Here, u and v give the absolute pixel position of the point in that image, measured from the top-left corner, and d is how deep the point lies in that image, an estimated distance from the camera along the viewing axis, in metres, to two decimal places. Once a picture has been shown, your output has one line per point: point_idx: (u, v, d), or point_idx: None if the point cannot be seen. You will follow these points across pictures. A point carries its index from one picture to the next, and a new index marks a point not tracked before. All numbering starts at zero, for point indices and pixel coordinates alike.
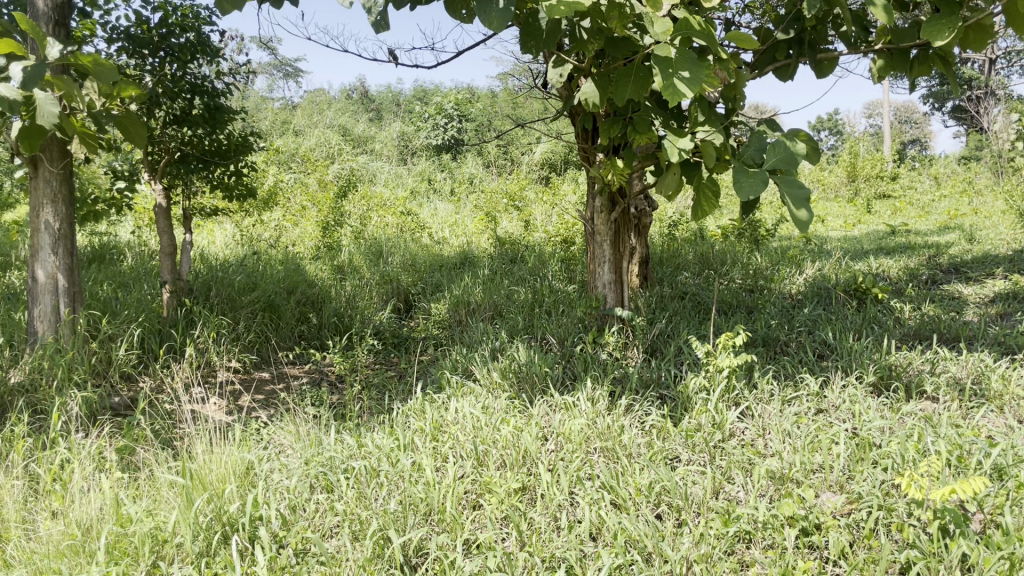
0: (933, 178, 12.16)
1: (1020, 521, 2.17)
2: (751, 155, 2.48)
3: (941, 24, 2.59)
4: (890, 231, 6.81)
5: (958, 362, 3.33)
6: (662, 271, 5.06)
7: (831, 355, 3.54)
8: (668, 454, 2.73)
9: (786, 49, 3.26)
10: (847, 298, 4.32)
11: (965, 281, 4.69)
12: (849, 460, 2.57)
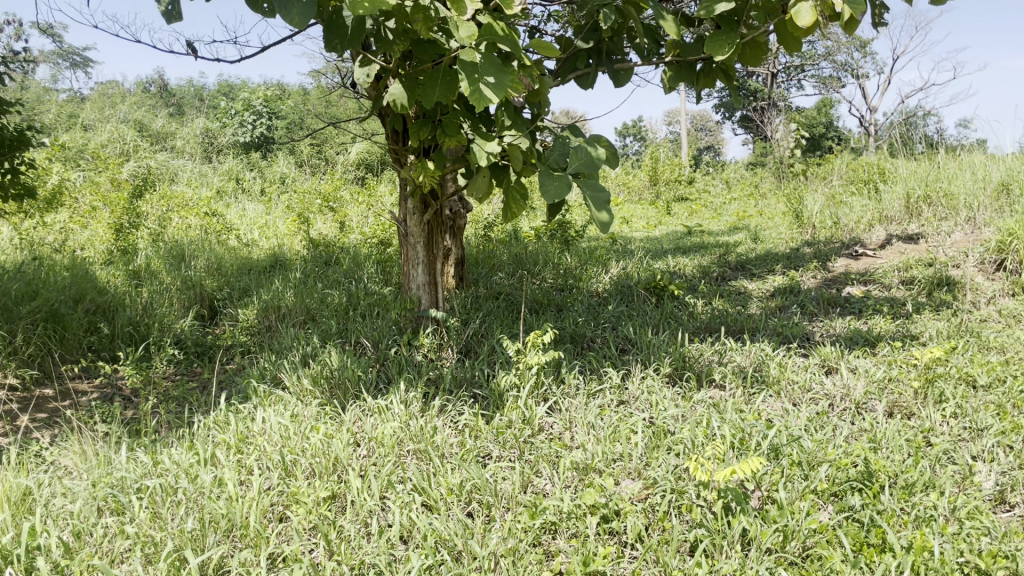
0: (725, 182, 13.20)
1: (792, 495, 2.39)
2: (555, 159, 2.57)
3: (721, 40, 2.82)
4: (687, 231, 7.29)
5: (742, 352, 3.63)
6: (477, 271, 5.13)
7: (633, 349, 3.75)
8: (479, 451, 2.78)
9: (586, 58, 3.42)
10: (647, 295, 4.58)
11: (749, 277, 5.11)
12: (646, 448, 2.73)
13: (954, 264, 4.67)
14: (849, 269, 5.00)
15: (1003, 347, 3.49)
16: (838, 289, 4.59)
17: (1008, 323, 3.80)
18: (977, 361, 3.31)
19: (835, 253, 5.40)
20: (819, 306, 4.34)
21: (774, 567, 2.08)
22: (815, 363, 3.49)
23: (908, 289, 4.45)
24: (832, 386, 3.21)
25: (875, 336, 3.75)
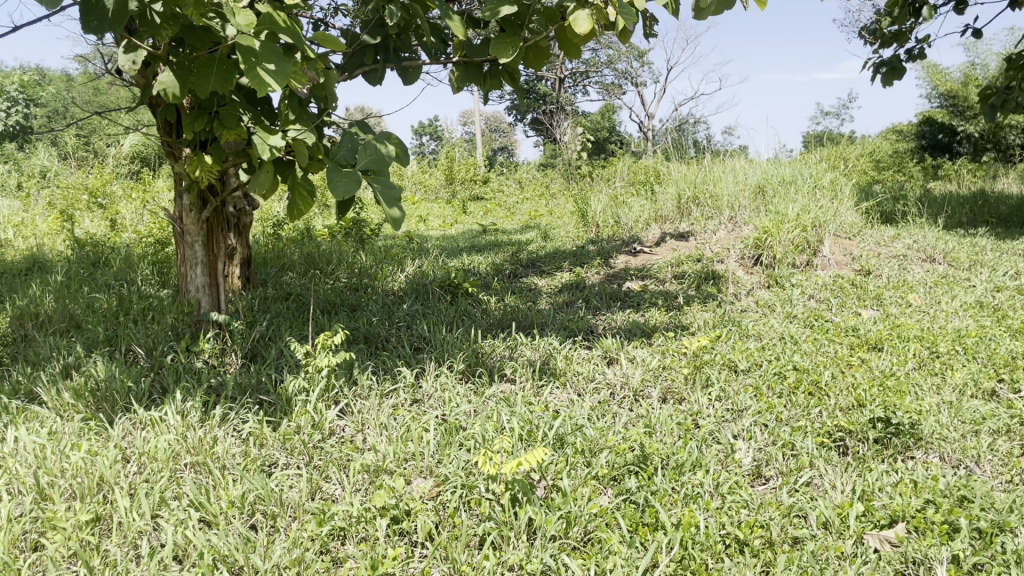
0: (517, 182, 13.61)
1: (575, 482, 2.49)
2: (343, 155, 2.49)
3: (506, 43, 2.87)
4: (481, 229, 7.44)
5: (531, 346, 3.74)
6: (265, 271, 4.92)
7: (426, 347, 3.76)
8: (264, 460, 2.65)
9: (374, 54, 3.36)
10: (441, 293, 4.61)
11: (540, 274, 5.27)
12: (437, 446, 2.74)
13: (719, 260, 5.10)
14: (629, 265, 5.31)
15: (759, 334, 3.85)
16: (619, 284, 4.86)
17: (763, 312, 4.20)
18: (738, 348, 3.63)
19: (616, 250, 5.70)
20: (602, 300, 4.57)
21: (557, 553, 2.16)
22: (597, 354, 3.67)
23: (680, 283, 4.79)
24: (613, 375, 3.39)
25: (651, 327, 4.01)
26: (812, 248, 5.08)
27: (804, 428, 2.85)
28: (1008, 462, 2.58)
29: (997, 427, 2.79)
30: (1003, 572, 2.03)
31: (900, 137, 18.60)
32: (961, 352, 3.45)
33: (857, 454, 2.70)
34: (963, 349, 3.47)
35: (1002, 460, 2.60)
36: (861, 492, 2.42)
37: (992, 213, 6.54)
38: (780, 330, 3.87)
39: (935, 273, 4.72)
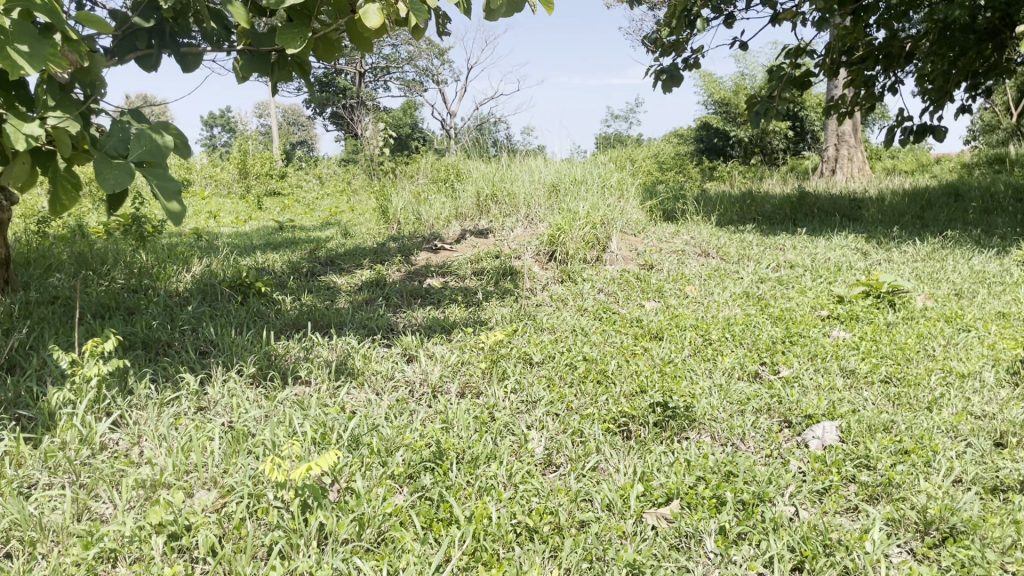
0: (317, 178, 13.26)
1: (369, 483, 2.45)
2: (113, 146, 2.28)
3: (293, 32, 2.73)
4: (278, 226, 7.19)
5: (327, 346, 3.65)
6: (27, 272, 4.45)
7: (213, 350, 3.55)
8: (22, 482, 2.39)
9: (147, 38, 3.12)
10: (231, 293, 4.39)
11: (339, 272, 5.15)
12: (223, 455, 2.60)
13: (516, 256, 5.23)
14: (430, 262, 5.31)
15: (553, 327, 3.99)
16: (419, 281, 4.85)
17: (557, 306, 4.36)
18: (533, 341, 3.73)
19: (416, 247, 5.69)
20: (402, 298, 4.54)
21: (348, 556, 2.12)
22: (396, 352, 3.64)
23: (479, 279, 4.86)
24: (412, 372, 3.38)
25: (450, 324, 4.03)
26: (601, 244, 5.33)
27: (592, 415, 2.99)
28: (768, 437, 2.83)
29: (759, 406, 3.05)
30: (762, 538, 2.22)
31: (682, 140, 20.04)
32: (730, 339, 3.76)
33: (639, 438, 2.85)
34: (732, 336, 3.78)
35: (763, 435, 2.85)
36: (641, 473, 2.56)
37: (758, 212, 7.19)
38: (572, 323, 4.02)
39: (709, 266, 5.11)
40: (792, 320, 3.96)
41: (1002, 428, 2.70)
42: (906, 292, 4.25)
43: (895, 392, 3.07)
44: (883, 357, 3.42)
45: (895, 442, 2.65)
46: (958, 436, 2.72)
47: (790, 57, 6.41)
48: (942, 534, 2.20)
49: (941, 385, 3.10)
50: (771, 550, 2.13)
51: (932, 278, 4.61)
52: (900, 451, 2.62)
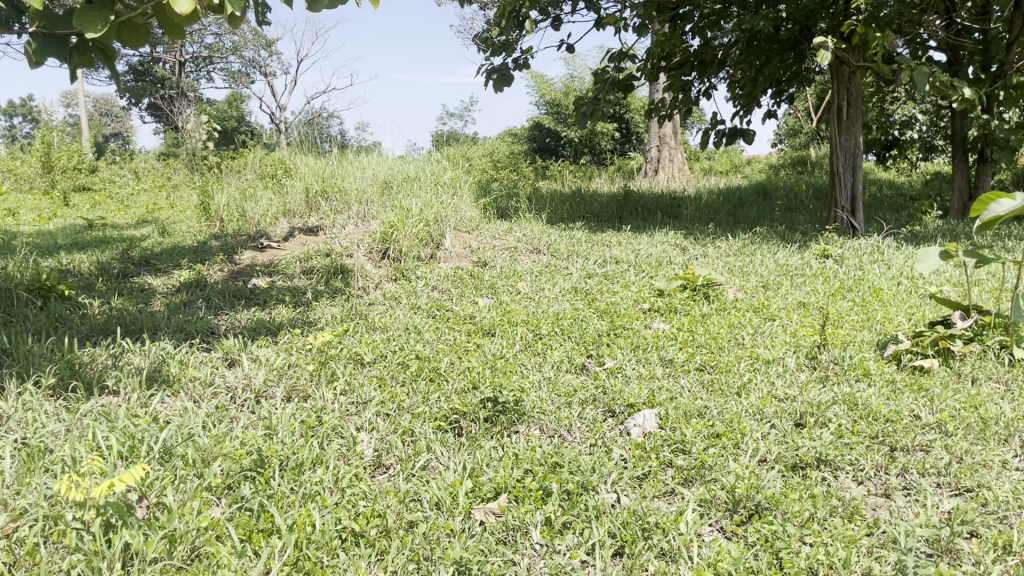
0: (133, 172, 12.42)
1: (182, 497, 2.30)
2: None
3: (93, 16, 2.49)
4: (87, 223, 6.66)
5: (139, 353, 3.41)
6: None
7: (6, 361, 3.23)
8: None
9: None
10: (29, 297, 4.01)
11: (154, 272, 4.84)
12: (15, 475, 2.36)
13: (347, 254, 5.11)
14: (255, 260, 5.09)
15: (385, 326, 3.93)
16: (244, 282, 4.63)
17: (389, 304, 4.30)
18: (363, 341, 3.66)
19: (240, 245, 5.43)
20: (224, 299, 4.32)
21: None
22: (217, 356, 3.45)
23: (307, 278, 4.72)
24: (234, 378, 3.22)
25: (276, 325, 3.88)
26: (434, 241, 5.31)
27: (423, 414, 2.96)
28: (593, 427, 2.91)
29: (585, 397, 3.13)
30: (585, 527, 2.28)
31: (517, 139, 20.41)
32: (559, 333, 3.85)
33: (470, 434, 2.85)
34: (560, 330, 3.87)
35: (588, 426, 2.92)
36: (470, 469, 2.56)
37: (588, 209, 7.43)
38: (404, 321, 3.98)
39: (540, 263, 5.21)
40: (616, 313, 4.11)
41: (801, 409, 2.92)
42: (719, 284, 4.52)
43: (709, 379, 3.25)
44: (699, 346, 3.61)
45: (708, 427, 2.80)
46: (763, 418, 2.91)
47: (614, 61, 6.66)
48: (748, 511, 2.33)
49: (749, 371, 3.31)
50: (593, 538, 2.19)
51: (743, 271, 4.93)
52: (712, 435, 2.76)
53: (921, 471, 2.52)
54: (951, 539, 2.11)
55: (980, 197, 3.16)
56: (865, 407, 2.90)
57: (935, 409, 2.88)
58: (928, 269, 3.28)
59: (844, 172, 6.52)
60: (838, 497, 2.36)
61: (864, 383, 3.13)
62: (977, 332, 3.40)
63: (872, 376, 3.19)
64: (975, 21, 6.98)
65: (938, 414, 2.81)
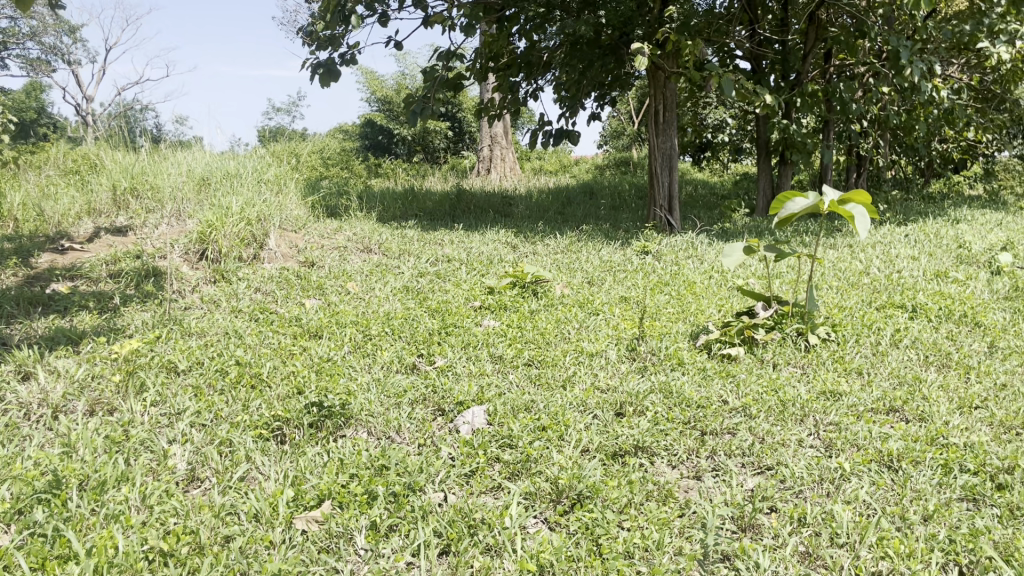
0: None
1: None
2: None
3: None
4: None
5: None
6: None
7: None
8: None
9: None
10: None
11: None
12: None
13: (161, 255, 4.81)
14: (55, 263, 4.69)
15: (202, 331, 3.73)
16: (41, 287, 4.25)
17: (208, 308, 4.08)
18: (178, 348, 3.45)
19: (38, 247, 4.98)
20: (18, 307, 3.94)
21: None
22: (8, 370, 3.15)
23: (116, 282, 4.40)
24: (27, 393, 2.94)
25: (78, 333, 3.59)
26: (257, 241, 5.10)
27: (242, 423, 2.83)
28: (421, 426, 2.88)
29: (414, 397, 3.11)
30: (411, 528, 2.25)
31: (349, 137, 20.04)
32: (389, 333, 3.80)
33: (293, 440, 2.75)
34: (391, 330, 3.82)
35: (416, 425, 2.90)
36: (292, 478, 2.47)
37: (420, 207, 7.40)
38: (224, 326, 3.79)
39: (370, 262, 5.13)
40: (446, 311, 4.11)
41: (621, 399, 3.04)
42: (546, 281, 4.62)
43: (535, 373, 3.31)
44: (526, 342, 3.68)
45: (534, 421, 2.85)
46: (586, 409, 3.00)
47: (443, 60, 6.67)
48: (571, 501, 2.39)
49: (574, 364, 3.41)
50: (419, 539, 2.17)
51: (569, 268, 5.07)
52: (538, 428, 2.82)
53: (728, 453, 2.68)
54: (753, 515, 2.26)
55: (777, 197, 3.40)
56: (679, 395, 3.06)
57: (740, 394, 3.08)
58: (734, 263, 3.51)
59: (662, 173, 6.85)
60: (654, 482, 2.47)
61: (678, 372, 3.30)
62: (777, 321, 3.67)
63: (686, 364, 3.37)
64: (775, 33, 7.56)
65: (743, 398, 3.01)
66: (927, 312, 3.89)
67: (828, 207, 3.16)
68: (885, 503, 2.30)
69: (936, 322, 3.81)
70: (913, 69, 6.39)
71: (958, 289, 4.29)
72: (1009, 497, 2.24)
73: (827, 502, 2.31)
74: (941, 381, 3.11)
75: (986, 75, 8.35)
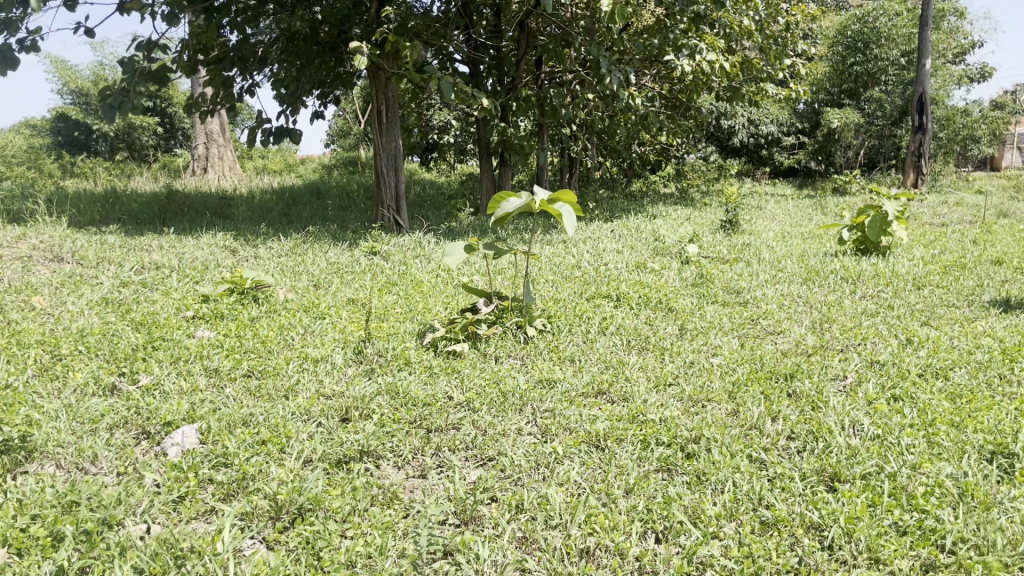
0: None
1: None
2: None
3: None
4: None
5: None
6: None
7: None
8: None
9: None
10: None
11: None
12: None
13: None
14: None
15: None
16: None
17: None
18: None
19: None
20: None
21: None
22: None
23: None
24: None
25: None
26: None
27: None
28: (121, 453, 2.60)
29: (113, 421, 2.80)
30: (107, 568, 2.01)
31: (38, 134, 17.87)
32: (84, 352, 3.40)
33: None
34: (86, 349, 3.42)
35: (116, 452, 2.61)
36: None
37: (125, 211, 6.76)
38: None
39: (62, 273, 4.57)
40: (154, 324, 3.77)
41: (346, 404, 2.95)
42: (268, 286, 4.39)
43: (254, 386, 3.13)
44: (246, 352, 3.47)
45: (252, 435, 2.68)
46: (310, 418, 2.88)
47: (143, 50, 6.13)
48: (291, 516, 2.27)
49: (297, 372, 3.27)
50: None
51: (293, 271, 4.89)
52: (257, 443, 2.65)
53: (451, 448, 2.71)
54: (474, 507, 2.29)
55: (494, 197, 3.48)
56: (405, 395, 3.05)
57: (464, 389, 3.14)
58: (456, 262, 3.56)
59: (388, 173, 6.84)
60: (378, 486, 2.42)
61: (405, 372, 3.29)
62: (498, 316, 3.80)
63: (412, 364, 3.37)
64: (491, 39, 7.86)
65: (467, 393, 3.07)
66: (629, 301, 4.25)
67: (539, 206, 3.31)
68: (593, 481, 2.45)
69: (637, 309, 4.17)
70: (612, 78, 6.96)
71: (654, 279, 4.73)
72: (696, 465, 2.48)
73: (542, 487, 2.42)
74: (641, 362, 3.40)
75: (674, 85, 9.32)
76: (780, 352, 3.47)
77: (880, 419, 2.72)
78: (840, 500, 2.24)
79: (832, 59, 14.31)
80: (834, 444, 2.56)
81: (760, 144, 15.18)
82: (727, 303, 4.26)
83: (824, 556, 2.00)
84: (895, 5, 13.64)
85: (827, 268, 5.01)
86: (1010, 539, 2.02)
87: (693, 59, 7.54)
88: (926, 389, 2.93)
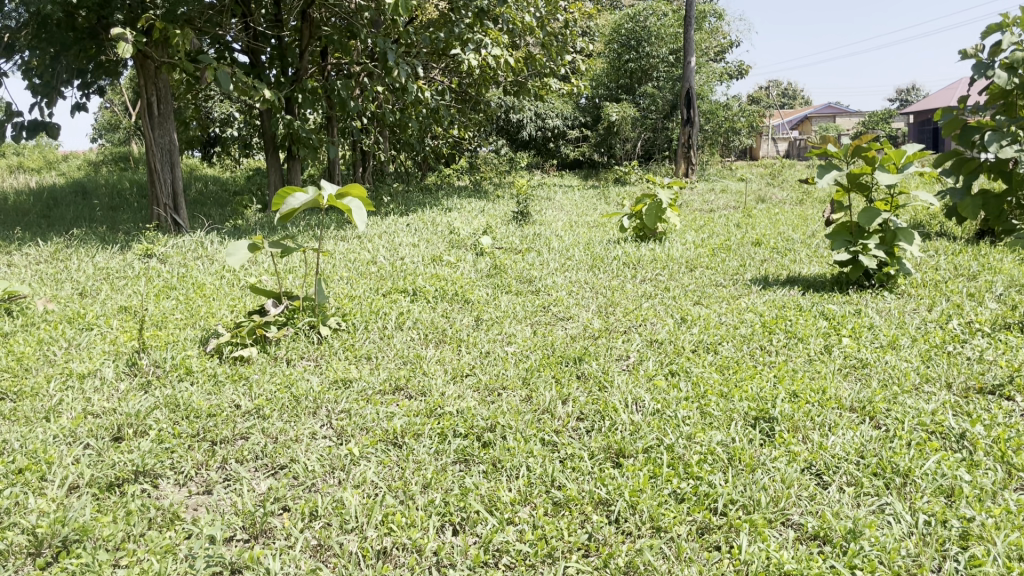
0: None
1: None
2: None
3: None
4: None
5: None
6: None
7: None
8: None
9: None
10: None
11: None
12: None
13: None
14: None
15: None
16: None
17: None
18: None
19: None
20: None
21: None
22: None
23: None
24: None
25: None
26: None
27: None
28: None
29: None
30: None
31: None
32: None
33: None
34: None
35: None
36: None
37: None
38: None
39: None
40: None
41: (118, 423, 2.71)
42: (24, 296, 3.94)
43: (9, 409, 2.79)
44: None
45: (7, 465, 2.39)
46: (76, 440, 2.62)
47: None
48: (54, 551, 2.04)
49: (60, 391, 2.96)
50: None
51: (54, 280, 4.43)
52: (12, 472, 2.37)
53: (239, 459, 2.56)
54: (265, 519, 2.18)
55: (278, 192, 3.30)
56: (186, 407, 2.84)
57: (252, 396, 2.98)
58: (239, 262, 3.34)
59: (162, 168, 6.40)
60: (156, 508, 2.24)
61: (185, 382, 3.07)
62: (289, 316, 3.65)
63: (194, 373, 3.15)
64: (271, 28, 7.55)
65: (256, 400, 2.92)
66: (426, 295, 4.25)
67: (327, 202, 3.18)
68: (389, 480, 2.41)
69: (433, 302, 4.18)
70: (399, 70, 6.93)
71: (449, 271, 4.75)
72: (491, 453, 2.52)
73: (337, 490, 2.36)
74: (438, 355, 3.40)
75: (464, 80, 9.44)
76: (570, 337, 3.60)
77: (659, 394, 2.90)
78: (624, 474, 2.35)
79: (609, 55, 15.09)
80: (619, 421, 2.69)
81: (547, 137, 15.75)
82: (520, 293, 4.36)
83: (611, 531, 2.09)
84: (663, 5, 14.69)
85: (610, 255, 5.27)
86: (772, 497, 2.22)
87: (479, 53, 7.68)
88: (698, 364, 3.16)
